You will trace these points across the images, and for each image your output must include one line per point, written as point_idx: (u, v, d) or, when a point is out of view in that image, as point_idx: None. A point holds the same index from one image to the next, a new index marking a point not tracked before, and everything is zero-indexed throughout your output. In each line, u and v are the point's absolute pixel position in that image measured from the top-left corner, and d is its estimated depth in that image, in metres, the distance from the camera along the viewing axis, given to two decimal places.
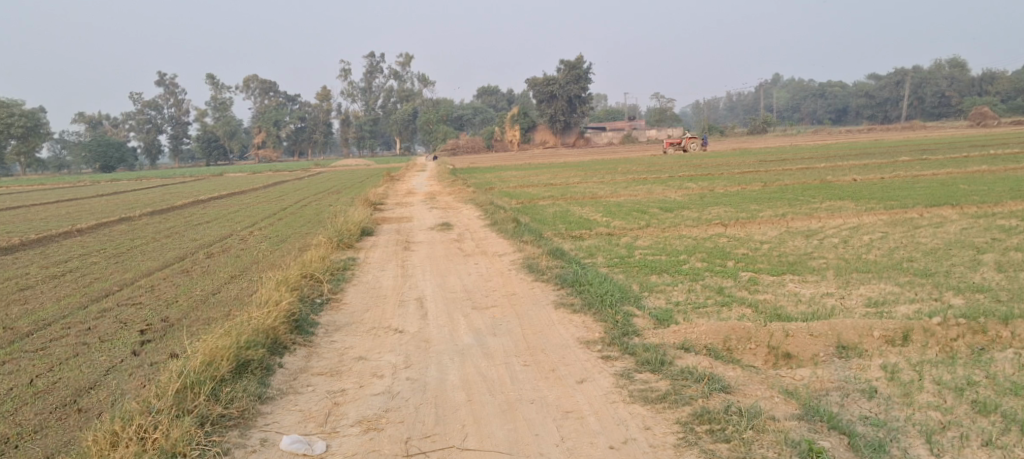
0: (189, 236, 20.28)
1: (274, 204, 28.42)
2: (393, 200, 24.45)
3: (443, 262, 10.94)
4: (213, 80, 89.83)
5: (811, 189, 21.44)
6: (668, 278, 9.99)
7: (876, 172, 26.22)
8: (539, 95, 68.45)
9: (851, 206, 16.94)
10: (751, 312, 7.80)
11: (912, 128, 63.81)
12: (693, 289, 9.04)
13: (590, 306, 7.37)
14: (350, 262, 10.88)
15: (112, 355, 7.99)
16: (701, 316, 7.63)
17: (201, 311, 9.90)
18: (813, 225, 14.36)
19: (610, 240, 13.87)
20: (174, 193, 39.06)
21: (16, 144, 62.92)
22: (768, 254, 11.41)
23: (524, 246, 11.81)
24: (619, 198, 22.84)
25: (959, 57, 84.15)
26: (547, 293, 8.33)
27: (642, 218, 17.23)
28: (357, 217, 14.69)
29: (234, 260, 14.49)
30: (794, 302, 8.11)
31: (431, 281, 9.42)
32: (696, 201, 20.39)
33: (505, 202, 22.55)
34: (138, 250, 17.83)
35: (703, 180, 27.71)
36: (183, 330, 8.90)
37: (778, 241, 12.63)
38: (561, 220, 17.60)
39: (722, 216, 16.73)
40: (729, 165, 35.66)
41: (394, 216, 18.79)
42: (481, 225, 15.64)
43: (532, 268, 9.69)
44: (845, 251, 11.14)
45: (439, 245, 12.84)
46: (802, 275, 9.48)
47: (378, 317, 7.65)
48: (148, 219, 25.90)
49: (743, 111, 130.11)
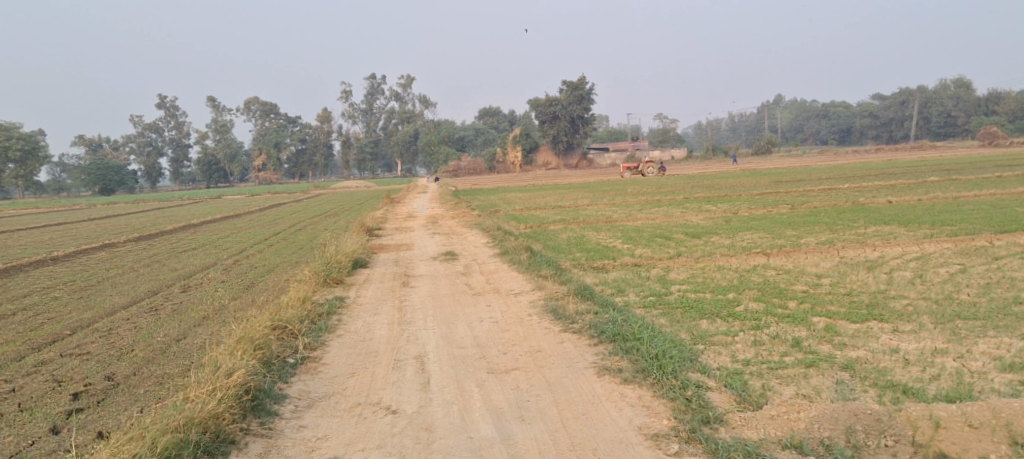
0: (170, 266, 18.49)
1: (267, 229, 26.77)
2: (393, 225, 22.76)
3: (449, 303, 9.20)
4: (215, 102, 88.84)
5: (846, 212, 19.77)
6: (724, 325, 8.19)
7: (907, 194, 24.44)
8: (540, 116, 67.19)
9: (901, 232, 15.19)
10: (849, 377, 6.03)
11: (922, 148, 62.15)
12: (761, 341, 7.27)
13: (644, 373, 5.60)
14: (337, 304, 9.09)
15: (21, 436, 6.21)
16: (784, 385, 5.87)
17: (159, 365, 8.16)
18: (869, 255, 12.58)
19: (638, 272, 12.12)
20: (168, 216, 37.31)
21: (15, 168, 61.38)
22: (834, 293, 9.62)
23: (544, 282, 10.03)
24: (635, 222, 21.15)
25: (965, 77, 82.46)
26: (583, 351, 6.55)
27: (667, 246, 15.46)
28: (350, 246, 12.97)
29: (213, 295, 12.72)
30: (898, 363, 6.32)
31: (435, 330, 7.65)
32: (723, 225, 18.69)
33: (513, 226, 20.87)
34: (109, 282, 16.05)
35: (721, 202, 25.99)
36: (126, 395, 7.12)
37: (838, 275, 10.85)
38: (578, 247, 15.95)
39: (759, 243, 14.96)
40: (744, 185, 34.04)
41: (392, 244, 17.00)
42: (490, 255, 13.91)
43: (557, 315, 7.90)
44: (929, 290, 9.39)
45: (444, 280, 11.04)
46: (891, 322, 7.73)
47: (365, 386, 5.89)
48: (131, 246, 24.18)
49: (747, 132, 128.34)
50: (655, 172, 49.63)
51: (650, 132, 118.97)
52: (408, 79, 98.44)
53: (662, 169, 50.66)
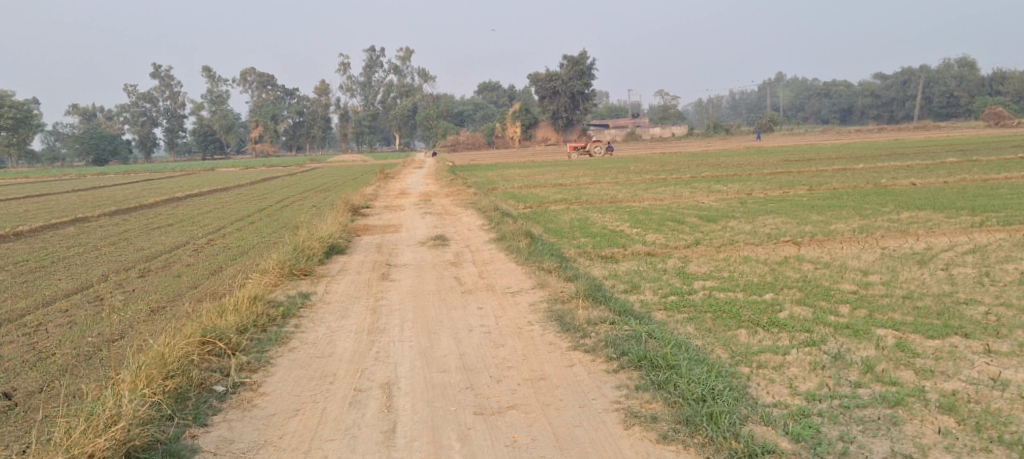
0: (136, 245, 16.84)
1: (252, 204, 25.13)
2: (382, 202, 21.17)
3: (432, 303, 7.64)
4: (210, 72, 86.81)
5: (871, 195, 18.30)
6: (768, 338, 6.65)
7: (930, 175, 22.91)
8: (540, 91, 65.29)
9: (940, 219, 13.61)
10: (954, 426, 4.54)
11: (926, 128, 60.70)
12: (821, 364, 5.77)
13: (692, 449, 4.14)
14: (297, 304, 7.54)
15: None
16: (871, 437, 4.42)
17: (72, 379, 6.60)
18: (915, 246, 11.01)
19: (652, 262, 10.59)
20: (154, 189, 35.60)
21: (7, 136, 59.42)
22: (892, 295, 8.07)
23: (547, 278, 8.49)
24: (643, 202, 19.61)
25: (970, 56, 80.59)
26: (599, 381, 5.04)
27: (682, 230, 13.95)
28: (325, 229, 11.40)
29: (171, 282, 11.14)
30: (1015, 404, 4.84)
31: (411, 345, 6.09)
32: (740, 208, 17.20)
33: (511, 206, 19.39)
34: (64, 264, 14.41)
35: (731, 182, 24.44)
36: (18, 423, 5.62)
37: (888, 272, 9.26)
38: (582, 230, 14.47)
39: (785, 230, 13.43)
40: (753, 164, 32.49)
41: (378, 225, 15.42)
42: (486, 239, 12.37)
43: (565, 325, 6.37)
44: (1008, 294, 7.86)
45: (429, 272, 9.49)
46: (983, 340, 6.21)
47: (308, 440, 4.41)
48: (104, 221, 22.50)
49: (748, 110, 126.56)
50: (602, 153, 46.81)
51: (651, 109, 117.14)
52: (406, 53, 96.37)
53: (609, 149, 47.71)
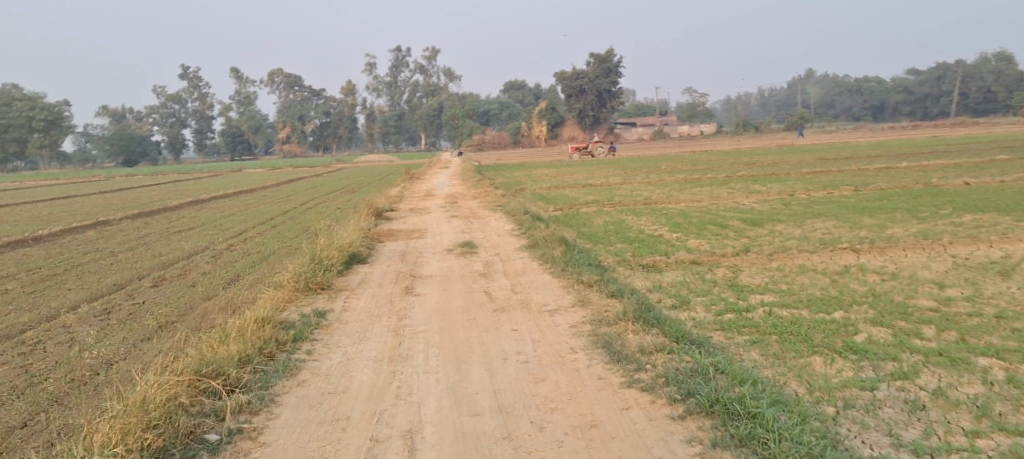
0: (154, 251, 16.21)
1: (276, 206, 24.50)
2: (407, 205, 20.40)
3: (461, 323, 6.81)
4: (238, 74, 87.01)
5: (926, 196, 17.14)
6: (850, 368, 5.74)
7: (982, 174, 21.61)
8: (567, 89, 64.04)
9: (1009, 222, 12.50)
10: None
11: (965, 125, 58.68)
12: (920, 404, 4.86)
13: None
14: (311, 325, 6.77)
15: None
16: None
17: (61, 412, 5.87)
18: (990, 254, 9.98)
19: (699, 272, 9.67)
20: (180, 190, 35.16)
21: (39, 138, 59.25)
22: (982, 313, 7.12)
23: (588, 295, 7.64)
24: (680, 204, 18.61)
25: (1008, 50, 78.05)
26: (665, 436, 4.23)
27: (725, 236, 13.01)
28: (346, 236, 10.60)
29: (184, 293, 10.41)
30: None
31: (438, 377, 5.28)
32: (785, 210, 16.13)
33: (541, 208, 18.54)
34: (78, 272, 13.79)
35: (770, 182, 23.29)
36: None
37: (969, 286, 8.27)
38: (619, 235, 13.57)
39: (839, 235, 12.43)
40: (789, 163, 31.27)
41: (403, 230, 14.62)
42: (517, 246, 11.53)
43: (614, 354, 5.53)
44: None
45: (457, 285, 8.68)
46: None
47: None
48: (125, 224, 22.01)
49: (777, 108, 124.37)
50: (603, 153, 45.66)
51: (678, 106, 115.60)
52: (432, 52, 95.82)
53: (612, 148, 46.35)
